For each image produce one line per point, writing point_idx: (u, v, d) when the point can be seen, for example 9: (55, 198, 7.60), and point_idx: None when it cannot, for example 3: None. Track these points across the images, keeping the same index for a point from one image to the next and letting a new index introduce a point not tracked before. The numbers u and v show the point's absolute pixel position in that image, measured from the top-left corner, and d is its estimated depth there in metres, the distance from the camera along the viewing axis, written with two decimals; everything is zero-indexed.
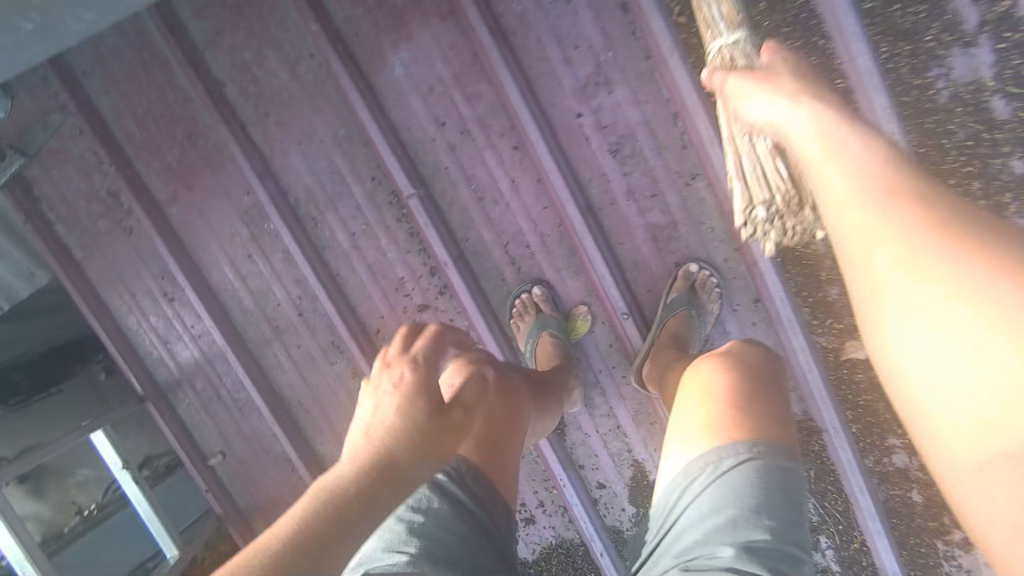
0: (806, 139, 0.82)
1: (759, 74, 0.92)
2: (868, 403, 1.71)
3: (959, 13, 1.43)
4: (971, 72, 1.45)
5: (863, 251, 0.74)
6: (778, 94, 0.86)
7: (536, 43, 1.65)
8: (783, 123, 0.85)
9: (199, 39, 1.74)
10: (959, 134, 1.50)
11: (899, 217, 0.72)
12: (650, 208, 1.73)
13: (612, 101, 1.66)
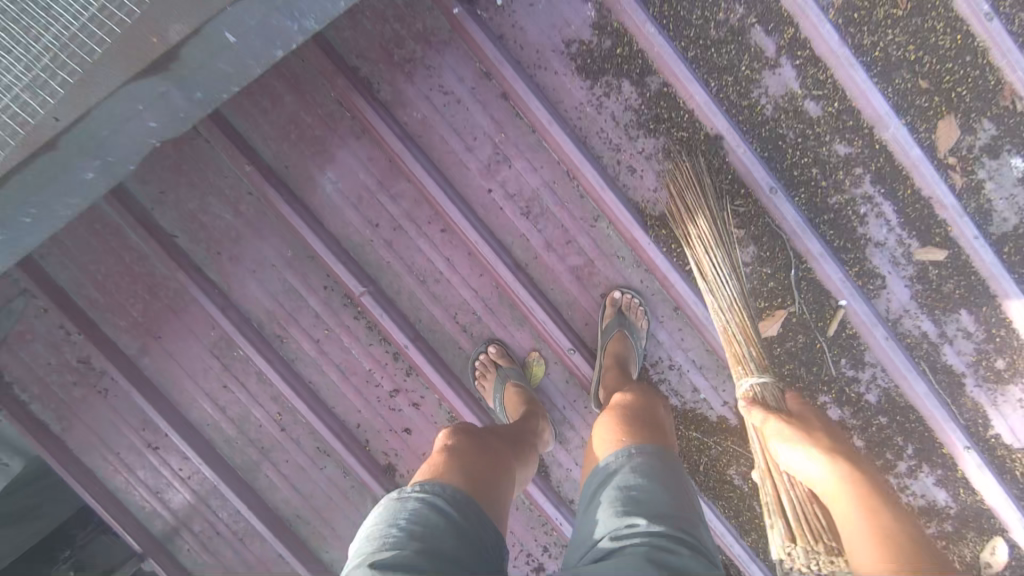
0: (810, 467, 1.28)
1: (795, 427, 1.37)
2: (792, 369, 2.10)
3: (759, 46, 1.88)
4: (783, 87, 1.91)
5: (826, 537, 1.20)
6: (806, 447, 1.31)
7: (440, 140, 1.95)
8: (802, 466, 1.30)
9: (146, 202, 1.96)
10: (791, 134, 1.94)
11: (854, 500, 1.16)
12: (569, 253, 2.00)
13: (514, 173, 1.96)
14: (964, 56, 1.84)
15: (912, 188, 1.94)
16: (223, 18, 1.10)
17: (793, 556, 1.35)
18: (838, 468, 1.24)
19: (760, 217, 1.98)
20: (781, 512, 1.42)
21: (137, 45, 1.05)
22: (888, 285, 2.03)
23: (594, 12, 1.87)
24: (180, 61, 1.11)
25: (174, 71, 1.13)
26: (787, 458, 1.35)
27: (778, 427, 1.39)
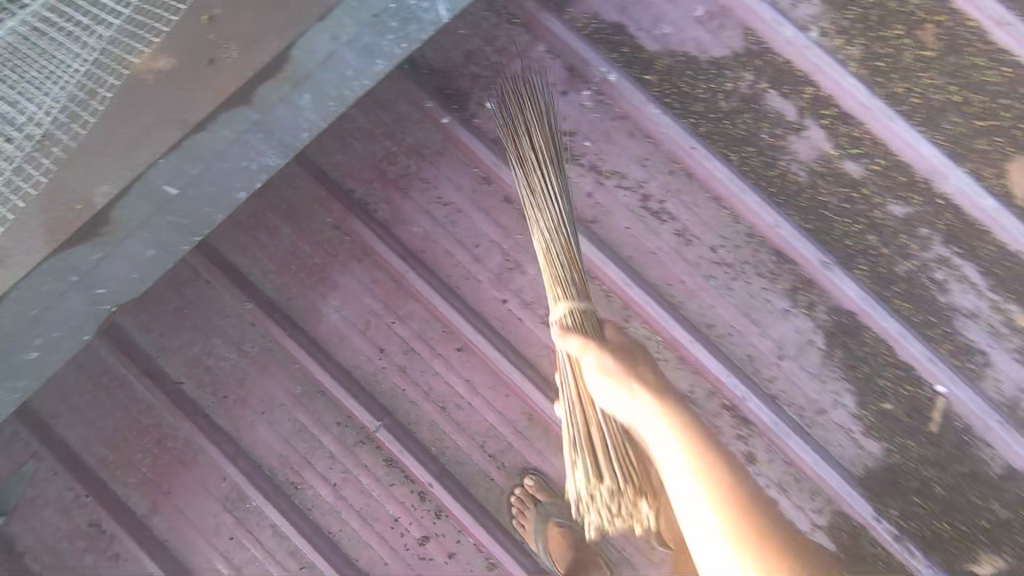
0: (654, 443, 1.16)
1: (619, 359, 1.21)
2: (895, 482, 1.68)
3: (778, 110, 1.72)
4: (814, 151, 1.70)
5: (693, 517, 1.12)
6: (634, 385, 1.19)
7: (444, 253, 1.82)
8: (631, 408, 1.19)
9: (151, 350, 1.89)
10: (835, 202, 1.70)
11: (761, 554, 1.08)
12: None
13: (527, 279, 1.79)
14: (1018, 89, 1.65)
15: (995, 245, 1.66)
16: (157, 175, 1.14)
17: (593, 497, 1.27)
18: (689, 438, 1.14)
19: (818, 299, 1.71)
20: (588, 450, 1.30)
21: (67, 212, 1.14)
22: (991, 362, 1.66)
23: (590, 100, 1.77)
24: (105, 226, 1.14)
25: (110, 236, 1.15)
26: (614, 407, 1.22)
27: (599, 358, 1.21)
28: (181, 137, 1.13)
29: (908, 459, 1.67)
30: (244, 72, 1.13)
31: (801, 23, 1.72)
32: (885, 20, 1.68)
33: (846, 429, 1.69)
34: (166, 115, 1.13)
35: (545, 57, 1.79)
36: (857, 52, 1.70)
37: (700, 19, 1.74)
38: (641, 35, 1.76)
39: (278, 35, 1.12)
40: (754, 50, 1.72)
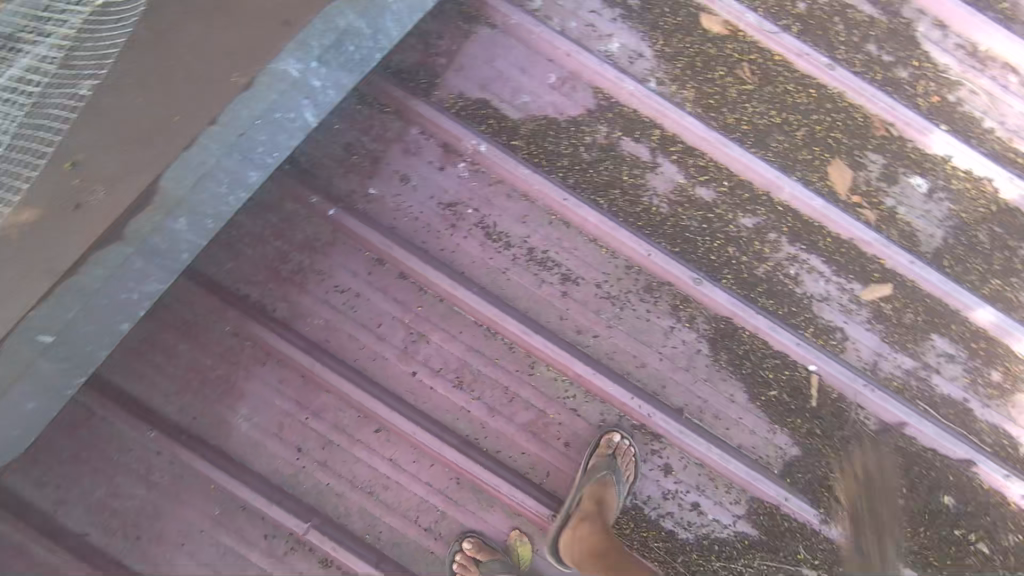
0: None
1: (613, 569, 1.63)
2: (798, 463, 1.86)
3: (634, 153, 1.90)
4: (671, 183, 1.90)
5: None
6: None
7: (349, 339, 1.83)
8: None
9: (45, 504, 1.74)
10: (696, 225, 1.90)
11: None
12: (517, 411, 1.84)
13: (433, 347, 1.84)
14: (825, 105, 1.93)
15: (832, 236, 1.91)
16: (30, 324, 1.17)
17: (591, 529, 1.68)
18: None
19: (697, 310, 1.88)
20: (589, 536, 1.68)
21: None
22: (850, 336, 1.89)
23: (467, 171, 1.88)
24: None
25: None
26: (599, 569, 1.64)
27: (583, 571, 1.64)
28: (52, 283, 1.18)
29: (801, 437, 1.86)
30: (119, 206, 1.20)
31: (639, 76, 1.92)
32: (708, 63, 1.93)
33: (747, 424, 1.86)
34: (41, 263, 1.19)
35: (420, 138, 1.88)
36: (690, 93, 1.92)
37: (553, 86, 1.91)
38: (504, 106, 1.90)
39: (148, 166, 1.22)
40: (604, 105, 1.91)
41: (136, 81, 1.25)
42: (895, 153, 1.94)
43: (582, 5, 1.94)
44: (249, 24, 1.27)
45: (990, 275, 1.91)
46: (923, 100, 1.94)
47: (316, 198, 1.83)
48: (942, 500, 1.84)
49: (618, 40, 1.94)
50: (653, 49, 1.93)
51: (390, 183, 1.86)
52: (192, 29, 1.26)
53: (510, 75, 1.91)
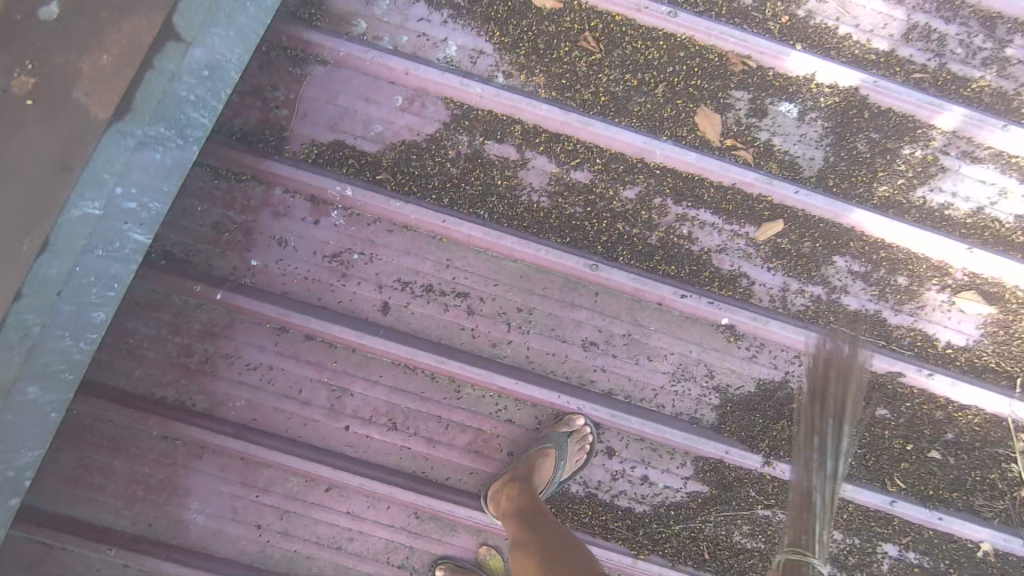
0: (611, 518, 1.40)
1: None
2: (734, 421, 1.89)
3: (502, 156, 1.87)
4: (545, 176, 1.88)
5: None
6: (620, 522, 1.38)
7: (274, 412, 1.85)
8: None
9: None
10: (581, 210, 1.88)
11: None
12: (455, 434, 1.87)
13: (359, 398, 1.86)
14: (677, 54, 1.88)
15: (714, 185, 1.89)
16: None
17: None
18: None
19: (601, 293, 1.89)
20: None
21: None
22: (753, 278, 1.91)
23: (342, 218, 1.87)
24: None
25: None
26: None
27: None
28: None
29: (732, 389, 1.90)
30: None
31: (486, 74, 1.89)
32: (551, 43, 1.88)
33: (680, 391, 1.89)
34: None
35: (286, 197, 1.86)
36: (541, 79, 1.89)
37: (402, 107, 1.88)
38: (360, 142, 1.87)
39: None
40: (458, 114, 1.87)
41: None
42: (758, 85, 1.91)
43: (408, 15, 1.88)
44: (27, 178, 1.13)
45: (876, 183, 1.91)
46: (773, 23, 1.90)
47: (198, 286, 1.82)
48: (875, 413, 1.89)
49: (454, 43, 1.89)
50: (491, 43, 1.89)
51: (271, 250, 1.86)
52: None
53: (358, 107, 1.87)
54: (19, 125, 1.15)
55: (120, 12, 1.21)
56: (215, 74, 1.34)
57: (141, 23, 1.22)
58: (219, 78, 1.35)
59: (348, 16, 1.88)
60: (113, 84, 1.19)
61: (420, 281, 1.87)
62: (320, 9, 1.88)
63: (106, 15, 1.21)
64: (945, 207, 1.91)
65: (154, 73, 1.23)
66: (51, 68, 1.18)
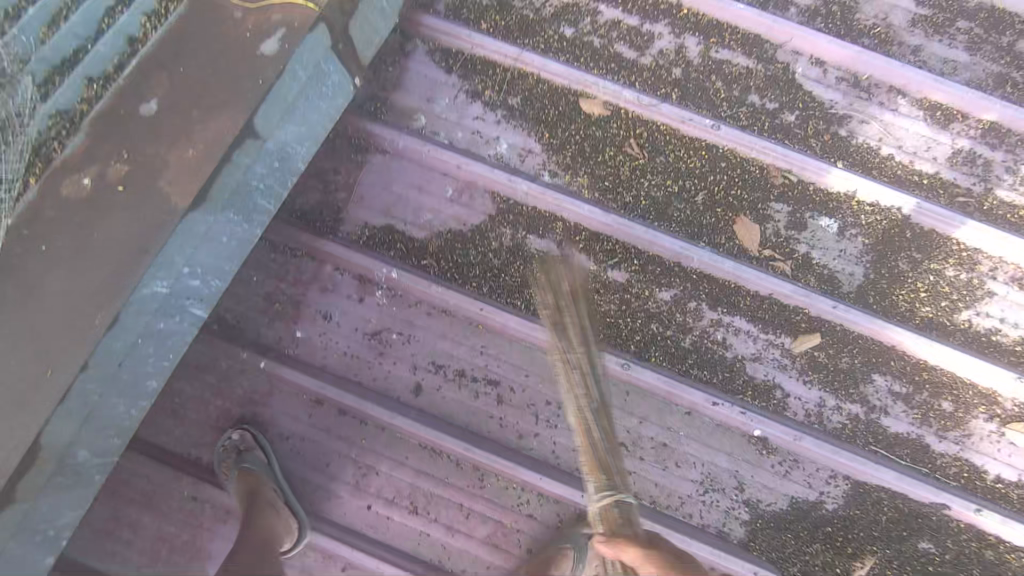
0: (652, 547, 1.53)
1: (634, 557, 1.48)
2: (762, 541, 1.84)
3: (543, 250, 1.94)
4: (583, 272, 1.92)
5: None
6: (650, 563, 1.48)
7: (302, 483, 1.90)
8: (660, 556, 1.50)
9: None
10: (615, 307, 1.91)
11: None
12: (474, 523, 1.87)
13: (383, 478, 1.89)
14: (719, 165, 1.95)
15: (751, 294, 1.90)
16: None
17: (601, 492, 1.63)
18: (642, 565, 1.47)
19: (630, 393, 1.89)
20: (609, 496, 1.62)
21: None
22: (789, 391, 1.87)
23: (385, 298, 1.95)
24: None
25: None
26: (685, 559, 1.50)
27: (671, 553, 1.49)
28: None
29: (762, 505, 1.84)
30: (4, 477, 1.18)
31: (534, 172, 1.98)
32: (596, 147, 1.97)
33: (708, 501, 1.84)
34: None
35: (335, 274, 1.96)
36: (585, 179, 1.97)
37: (451, 198, 1.98)
38: (409, 228, 1.97)
39: (26, 425, 1.18)
40: (503, 208, 1.96)
41: (9, 343, 1.21)
42: (799, 198, 1.94)
43: (465, 113, 2.02)
44: (109, 259, 1.25)
45: (918, 304, 1.89)
46: (815, 141, 1.95)
47: (245, 352, 1.91)
48: (918, 546, 1.80)
49: (505, 141, 2.00)
50: (540, 143, 1.99)
51: (315, 324, 1.95)
52: (47, 271, 1.24)
53: (410, 196, 1.99)
54: (108, 209, 1.29)
55: (208, 113, 1.37)
56: (286, 167, 1.50)
57: (226, 123, 1.36)
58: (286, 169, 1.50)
59: (410, 111, 2.03)
60: (194, 177, 1.32)
61: (454, 366, 1.92)
62: (386, 103, 2.03)
63: (197, 114, 1.36)
64: (992, 333, 1.86)
65: (230, 166, 1.36)
66: (143, 157, 1.33)
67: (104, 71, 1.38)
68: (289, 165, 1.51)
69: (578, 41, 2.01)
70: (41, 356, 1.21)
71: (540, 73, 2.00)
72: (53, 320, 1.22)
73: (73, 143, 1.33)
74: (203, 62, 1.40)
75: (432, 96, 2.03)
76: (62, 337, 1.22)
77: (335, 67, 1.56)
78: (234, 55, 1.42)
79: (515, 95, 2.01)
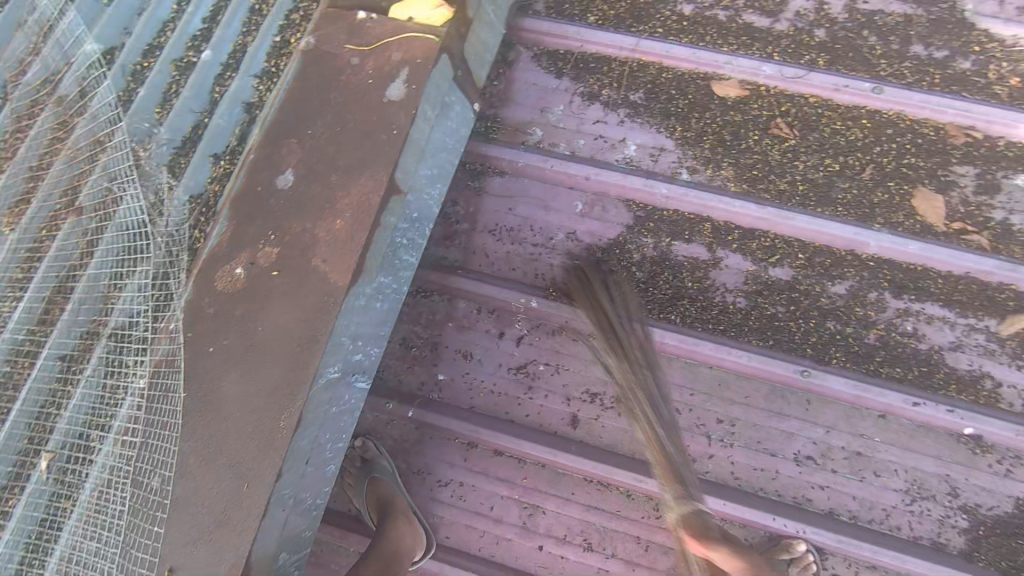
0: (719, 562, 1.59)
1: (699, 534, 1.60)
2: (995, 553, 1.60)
3: (692, 257, 1.76)
4: (740, 275, 1.74)
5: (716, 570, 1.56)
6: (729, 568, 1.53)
7: (467, 529, 1.82)
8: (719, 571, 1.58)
9: None
10: (784, 311, 1.72)
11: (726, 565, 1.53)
12: (655, 556, 1.73)
13: (552, 516, 1.79)
14: (886, 133, 1.71)
15: (942, 276, 1.68)
16: None
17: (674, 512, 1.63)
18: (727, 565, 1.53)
19: (813, 401, 1.72)
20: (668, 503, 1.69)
21: None
22: (1002, 381, 1.64)
23: (525, 329, 1.84)
24: None
25: None
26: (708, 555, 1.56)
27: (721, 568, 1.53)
28: None
29: (984, 510, 1.62)
30: None
31: (668, 172, 1.79)
32: (737, 134, 1.76)
33: (918, 512, 1.65)
34: None
35: (469, 310, 1.86)
36: (730, 172, 1.76)
37: (582, 213, 1.83)
38: (541, 251, 1.83)
39: (235, 546, 1.08)
40: (641, 216, 1.80)
41: (197, 457, 1.14)
42: (986, 158, 1.68)
43: (584, 118, 1.85)
44: (281, 352, 1.15)
45: None
46: (999, 87, 1.68)
47: (391, 402, 1.86)
48: None
49: (633, 142, 1.82)
50: (673, 138, 1.80)
51: (456, 365, 1.85)
52: (220, 375, 1.16)
53: (536, 217, 1.84)
54: (267, 296, 1.19)
55: (349, 175, 1.25)
56: (425, 219, 1.41)
57: (368, 181, 1.24)
58: (422, 218, 1.40)
59: (523, 125, 1.88)
60: (348, 248, 1.20)
61: (610, 393, 1.79)
62: (495, 121, 1.89)
63: (336, 178, 1.25)
64: None
65: (382, 229, 1.23)
66: (292, 235, 1.22)
67: (229, 146, 1.59)
68: (425, 215, 1.42)
69: (699, 18, 1.82)
70: (234, 468, 1.12)
71: (662, 61, 1.82)
72: (236, 427, 1.13)
73: (215, 232, 1.24)
74: (330, 118, 1.30)
75: (545, 106, 1.87)
76: (247, 444, 1.12)
77: (456, 99, 1.42)
78: (361, 105, 1.29)
79: (637, 90, 1.82)
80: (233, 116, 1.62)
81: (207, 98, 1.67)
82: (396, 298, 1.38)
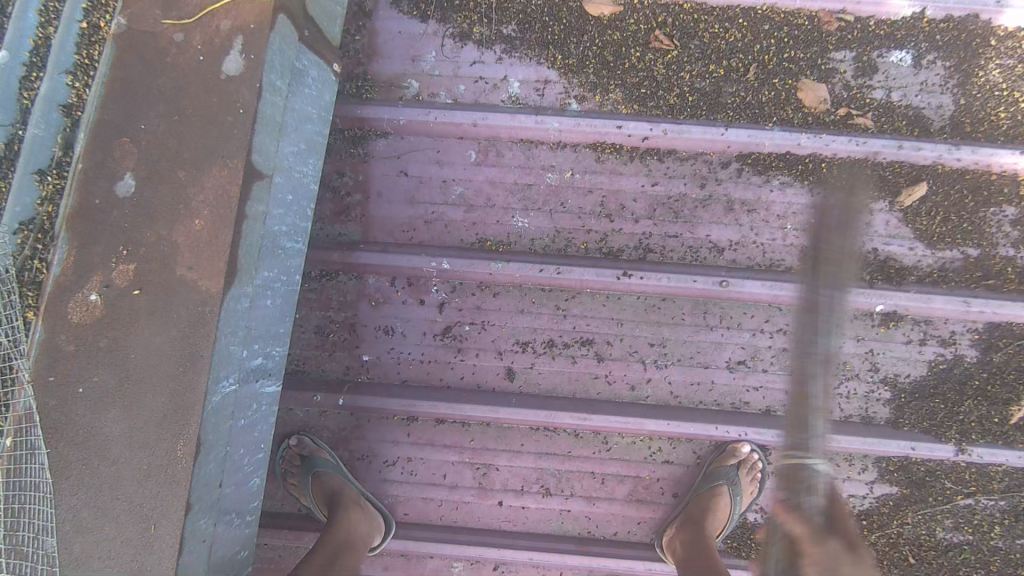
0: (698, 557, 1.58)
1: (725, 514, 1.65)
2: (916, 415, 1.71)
3: (595, 188, 1.73)
4: (645, 198, 1.73)
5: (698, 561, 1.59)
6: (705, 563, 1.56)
7: (424, 502, 1.80)
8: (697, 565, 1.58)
9: None
10: (692, 225, 1.72)
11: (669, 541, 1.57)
12: (610, 486, 1.77)
13: (506, 471, 1.78)
14: (763, 29, 1.67)
15: (835, 164, 1.70)
16: None
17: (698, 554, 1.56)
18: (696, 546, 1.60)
19: (734, 307, 1.74)
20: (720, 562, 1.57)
21: None
22: (901, 255, 1.71)
23: (443, 292, 1.76)
24: None
25: None
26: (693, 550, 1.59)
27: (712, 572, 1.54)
28: None
29: (902, 379, 1.71)
30: None
31: (557, 104, 1.73)
32: (619, 54, 1.69)
33: (845, 393, 1.73)
34: None
35: (381, 284, 1.77)
36: (619, 94, 1.71)
37: (478, 161, 1.74)
38: (443, 209, 1.75)
39: None
40: (538, 155, 1.74)
41: (94, 509, 1.04)
42: (860, 39, 1.68)
43: (459, 61, 1.74)
44: (162, 377, 1.05)
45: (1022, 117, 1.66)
46: None
47: (318, 395, 1.76)
48: None
49: (514, 78, 1.73)
50: (554, 68, 1.72)
51: (379, 342, 1.77)
52: (99, 416, 1.05)
53: (431, 174, 1.75)
54: (132, 320, 1.07)
55: (199, 168, 1.12)
56: (304, 194, 1.34)
57: (221, 172, 1.12)
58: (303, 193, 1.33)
59: (397, 79, 1.75)
60: (216, 249, 1.08)
61: (540, 339, 1.76)
62: (366, 79, 1.75)
63: (185, 175, 1.12)
64: None
65: (251, 221, 1.13)
66: (147, 247, 1.10)
67: (54, 160, 1.49)
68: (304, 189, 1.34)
69: None
70: (138, 513, 1.03)
71: None
72: (130, 467, 1.04)
73: (54, 258, 1.09)
74: (162, 107, 1.15)
75: (416, 54, 1.75)
76: (148, 482, 1.03)
77: (307, 62, 1.29)
78: (195, 87, 1.15)
79: (508, 22, 1.70)
80: (50, 125, 1.48)
81: (16, 108, 1.51)
82: (290, 290, 1.31)
